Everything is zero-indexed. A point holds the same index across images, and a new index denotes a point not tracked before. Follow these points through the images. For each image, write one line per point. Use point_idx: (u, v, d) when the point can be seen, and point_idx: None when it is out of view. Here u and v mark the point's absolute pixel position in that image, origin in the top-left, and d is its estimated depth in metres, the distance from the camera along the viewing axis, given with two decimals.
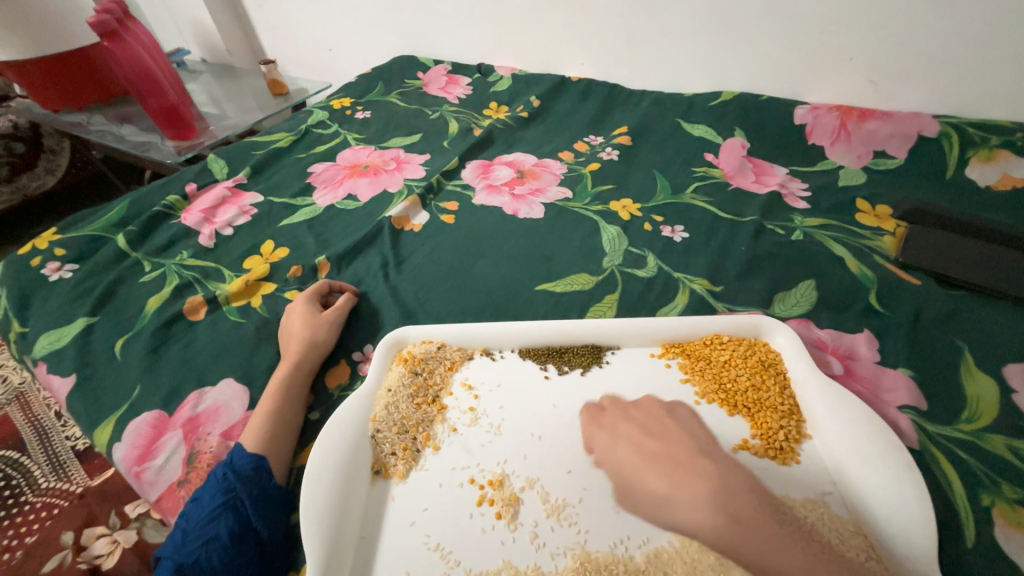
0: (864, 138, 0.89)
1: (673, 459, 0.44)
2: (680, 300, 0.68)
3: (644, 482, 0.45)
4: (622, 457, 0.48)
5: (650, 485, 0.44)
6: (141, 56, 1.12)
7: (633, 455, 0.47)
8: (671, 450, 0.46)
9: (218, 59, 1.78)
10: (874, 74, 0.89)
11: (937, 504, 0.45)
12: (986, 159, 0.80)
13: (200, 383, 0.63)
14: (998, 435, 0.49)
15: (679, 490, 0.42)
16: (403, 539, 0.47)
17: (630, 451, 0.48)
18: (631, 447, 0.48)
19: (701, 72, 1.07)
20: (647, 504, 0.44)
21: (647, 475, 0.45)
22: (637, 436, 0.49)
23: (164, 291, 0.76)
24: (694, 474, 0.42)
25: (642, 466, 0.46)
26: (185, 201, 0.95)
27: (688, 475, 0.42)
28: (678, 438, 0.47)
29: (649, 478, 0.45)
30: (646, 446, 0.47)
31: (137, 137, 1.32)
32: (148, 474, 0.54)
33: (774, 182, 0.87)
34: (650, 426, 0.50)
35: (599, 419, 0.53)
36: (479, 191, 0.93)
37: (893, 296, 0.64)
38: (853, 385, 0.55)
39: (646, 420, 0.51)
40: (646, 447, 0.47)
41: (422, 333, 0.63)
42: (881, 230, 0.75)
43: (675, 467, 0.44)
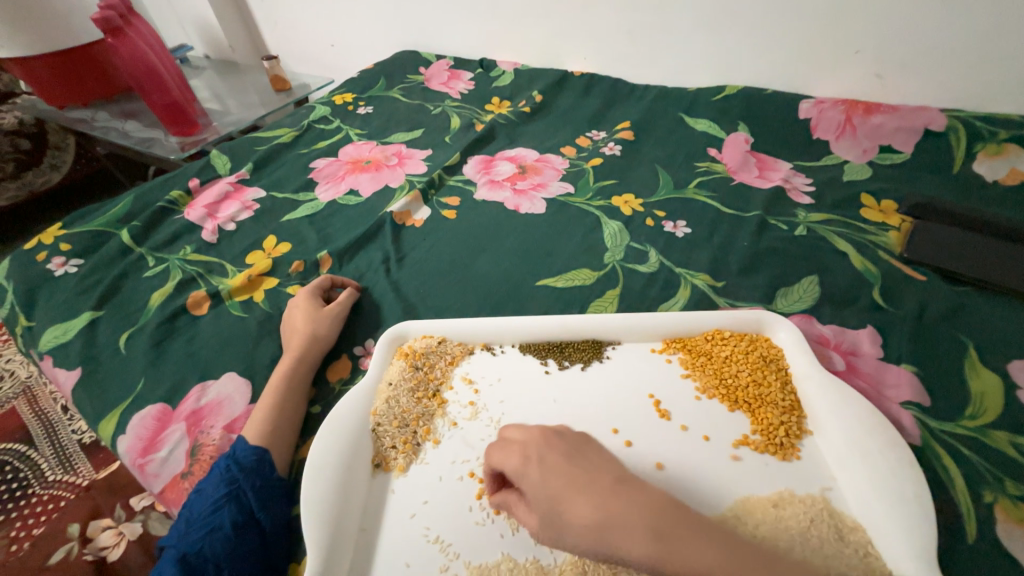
0: (869, 133, 0.88)
1: (598, 483, 0.38)
2: (682, 296, 0.68)
3: (570, 511, 0.37)
4: (549, 487, 0.39)
5: (576, 516, 0.37)
6: (145, 52, 1.12)
7: (556, 485, 0.39)
8: (592, 474, 0.39)
9: (221, 55, 1.78)
10: (880, 67, 0.88)
11: (938, 500, 0.45)
12: (995, 153, 0.79)
13: (203, 376, 0.63)
14: (1001, 431, 0.49)
15: (613, 515, 0.35)
16: (404, 532, 0.47)
17: (551, 479, 0.39)
18: (554, 474, 0.40)
19: (705, 66, 1.06)
20: (578, 538, 0.36)
21: (573, 504, 0.37)
22: (557, 463, 0.40)
23: (167, 286, 0.76)
24: (625, 498, 0.36)
25: (563, 493, 0.38)
26: (188, 196, 0.96)
27: (619, 499, 0.36)
28: (592, 459, 0.41)
29: (576, 507, 0.37)
30: (564, 469, 0.40)
31: (141, 133, 1.33)
32: (152, 466, 0.55)
33: (778, 177, 0.86)
34: (566, 448, 0.42)
35: (514, 445, 0.43)
36: (480, 186, 0.92)
37: (897, 292, 0.64)
38: (856, 381, 0.55)
39: (563, 443, 0.43)
40: (567, 473, 0.39)
41: (423, 328, 0.64)
42: (886, 226, 0.74)
43: (603, 489, 0.37)
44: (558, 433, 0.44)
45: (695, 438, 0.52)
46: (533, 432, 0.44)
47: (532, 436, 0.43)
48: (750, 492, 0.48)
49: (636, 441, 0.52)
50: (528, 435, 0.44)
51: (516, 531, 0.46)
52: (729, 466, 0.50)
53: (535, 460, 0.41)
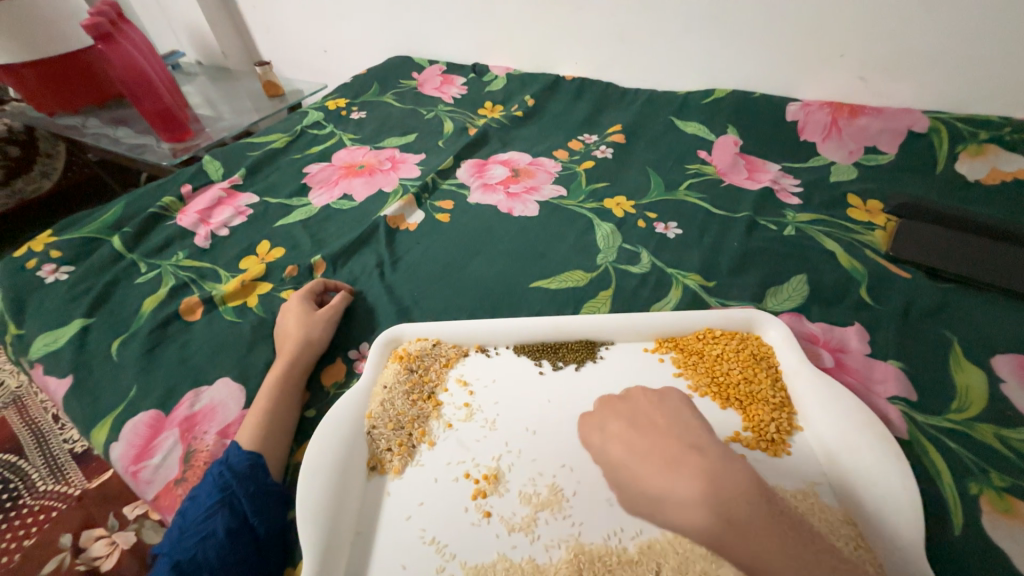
0: (855, 134, 0.89)
1: (664, 455, 0.44)
2: (674, 296, 0.69)
3: (632, 475, 0.46)
4: (610, 452, 0.49)
5: (641, 481, 0.44)
6: (136, 58, 1.12)
7: (620, 450, 0.48)
8: (657, 443, 0.45)
9: (213, 62, 1.78)
10: (864, 70, 0.90)
11: (926, 493, 0.46)
12: (976, 154, 0.81)
13: (196, 382, 0.63)
14: (986, 424, 0.50)
15: (673, 487, 0.41)
16: (399, 534, 0.47)
17: (615, 445, 0.49)
18: (615, 441, 0.49)
19: (694, 70, 1.07)
20: (642, 500, 0.44)
21: (642, 470, 0.45)
22: (622, 430, 0.49)
23: (160, 292, 0.76)
24: (685, 469, 0.41)
25: (628, 458, 0.47)
26: (180, 202, 0.95)
27: (680, 471, 0.41)
28: (660, 425, 0.47)
29: (636, 471, 0.46)
30: (630, 436, 0.48)
31: (133, 139, 1.32)
32: (145, 473, 0.54)
33: (767, 178, 0.88)
34: (636, 420, 0.50)
35: (589, 420, 0.53)
36: (474, 190, 0.93)
37: (884, 289, 0.65)
38: (844, 377, 0.56)
39: (630, 413, 0.51)
40: (632, 442, 0.48)
41: (418, 330, 0.64)
42: (872, 225, 0.76)
43: (666, 461, 0.43)
44: (628, 402, 0.53)
45: None
46: (605, 406, 0.53)
47: (601, 411, 0.53)
48: None
49: None
50: (597, 407, 0.54)
51: (513, 532, 0.47)
52: None
53: (601, 430, 0.51)
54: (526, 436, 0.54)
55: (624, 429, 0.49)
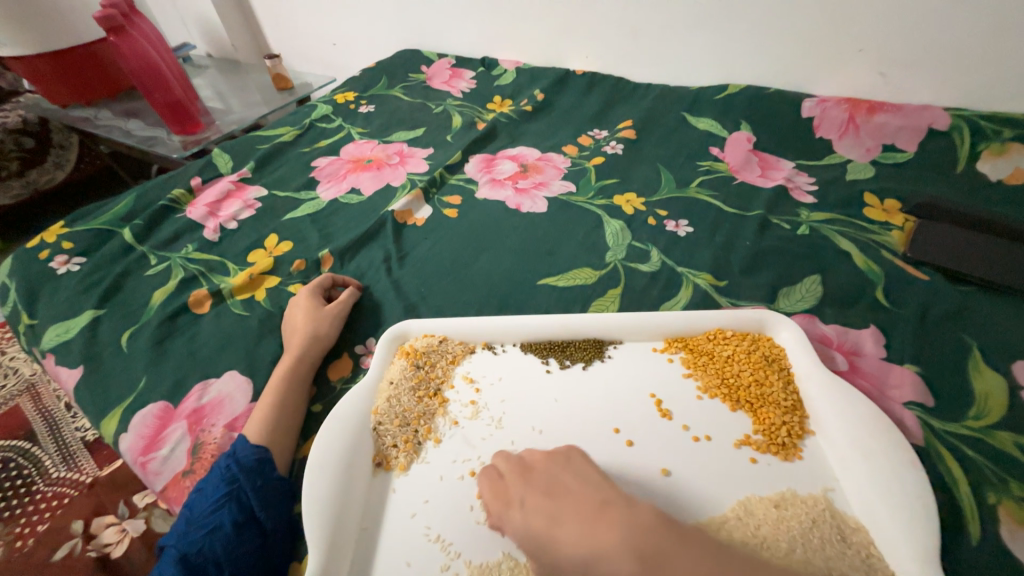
0: (873, 131, 0.87)
1: (579, 513, 0.40)
2: (684, 295, 0.67)
3: (560, 548, 0.39)
4: (533, 527, 0.41)
5: (566, 547, 0.39)
6: (148, 51, 1.12)
7: (538, 523, 0.41)
8: (574, 503, 0.41)
9: (224, 54, 1.78)
10: (883, 65, 0.88)
11: (941, 501, 0.45)
12: (999, 152, 0.79)
13: (205, 375, 0.63)
14: (1006, 431, 0.49)
15: (597, 543, 0.37)
16: (404, 531, 0.47)
17: (534, 517, 0.42)
18: (536, 513, 0.42)
19: (707, 64, 1.05)
20: (574, 573, 0.38)
21: (559, 539, 0.39)
22: (539, 501, 0.43)
23: (169, 285, 0.76)
24: (604, 521, 0.38)
25: (551, 529, 0.40)
26: (190, 195, 0.96)
27: (600, 524, 0.38)
28: (571, 486, 0.43)
29: (564, 540, 0.39)
30: (545, 505, 0.42)
31: (143, 132, 1.33)
32: (154, 464, 0.55)
33: (781, 176, 0.86)
34: (546, 483, 0.44)
35: (495, 488, 0.47)
36: (482, 185, 0.92)
37: (901, 291, 0.64)
38: (858, 381, 0.55)
39: (542, 476, 0.45)
40: (550, 509, 0.42)
41: (425, 326, 0.64)
42: (889, 225, 0.74)
43: (584, 518, 0.39)
44: (537, 469, 0.46)
45: (697, 438, 0.52)
46: (516, 471, 0.47)
47: (513, 473, 0.47)
48: (751, 492, 0.47)
49: (637, 440, 0.52)
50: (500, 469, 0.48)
51: None
52: (730, 466, 0.49)
53: (517, 501, 0.44)
54: (532, 435, 0.53)
55: (535, 493, 0.43)
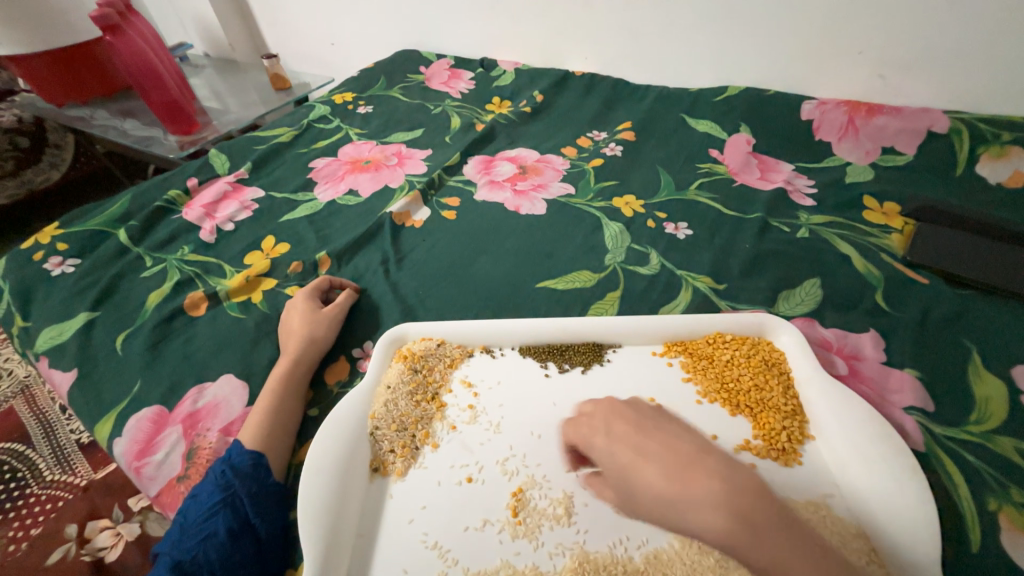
0: (872, 134, 0.87)
1: (674, 454, 0.39)
2: (683, 298, 0.67)
3: (643, 480, 0.39)
4: (620, 457, 0.42)
5: (650, 486, 0.38)
6: (144, 50, 1.11)
7: (628, 453, 0.42)
8: (670, 446, 0.40)
9: (221, 54, 1.78)
10: (883, 68, 0.88)
11: (942, 508, 0.44)
12: (998, 156, 0.79)
13: (200, 378, 0.63)
14: (1007, 437, 0.48)
15: (689, 491, 0.36)
16: (401, 537, 0.46)
17: (623, 450, 0.42)
18: (625, 444, 0.43)
19: (707, 66, 1.05)
20: (651, 504, 0.38)
21: (645, 473, 0.39)
22: (627, 432, 0.43)
23: (165, 287, 0.76)
24: (702, 473, 0.36)
25: (638, 462, 0.40)
26: (186, 195, 0.95)
27: (692, 473, 0.37)
28: (665, 431, 0.42)
29: (649, 475, 0.39)
30: (638, 441, 0.42)
31: (140, 132, 1.32)
32: (149, 469, 0.54)
33: (780, 178, 0.86)
34: (638, 419, 0.44)
35: (584, 420, 0.48)
36: (481, 186, 0.92)
37: (900, 295, 0.63)
38: (858, 385, 0.55)
39: (633, 414, 0.45)
40: (639, 443, 0.42)
41: (422, 330, 0.63)
42: (889, 228, 0.74)
43: (678, 463, 0.38)
44: (632, 408, 0.46)
45: None
46: (601, 406, 0.48)
47: (602, 408, 0.48)
48: None
49: None
50: (597, 408, 0.48)
51: (516, 538, 0.46)
52: None
53: (604, 431, 0.45)
54: (530, 440, 0.53)
55: (628, 431, 0.43)
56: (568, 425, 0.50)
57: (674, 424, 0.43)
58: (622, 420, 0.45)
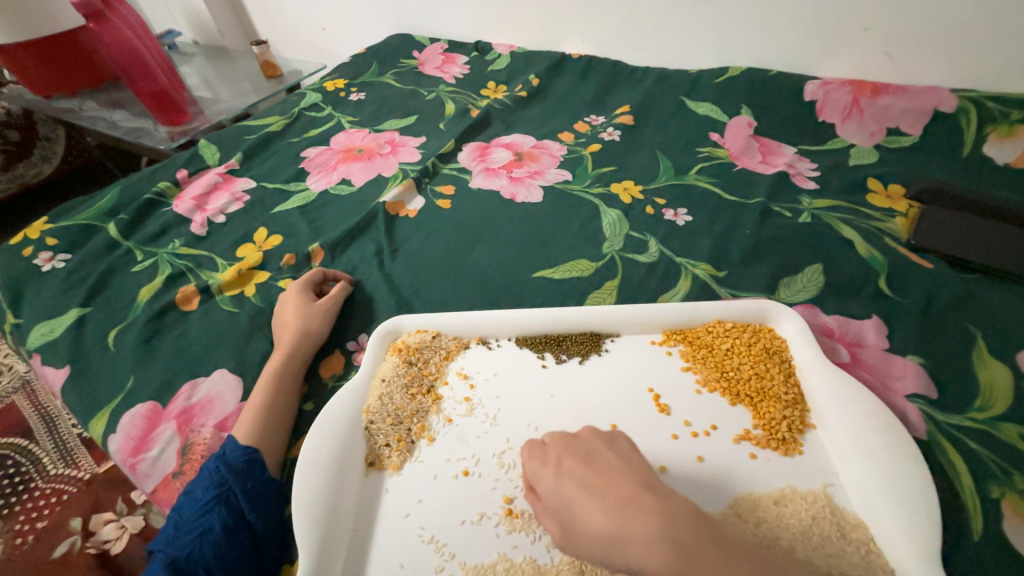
0: (877, 114, 0.85)
1: (615, 489, 0.38)
2: (683, 286, 0.66)
3: (587, 519, 0.38)
4: (566, 491, 0.40)
5: (592, 524, 0.37)
6: (128, 36, 1.09)
7: (572, 489, 0.40)
8: (611, 480, 0.39)
9: (210, 41, 1.73)
10: (889, 45, 0.85)
11: (944, 497, 0.44)
12: (1006, 135, 0.76)
13: (194, 373, 0.62)
14: (1011, 423, 0.48)
15: (628, 526, 0.35)
16: (397, 531, 0.46)
17: (568, 484, 0.41)
18: (572, 480, 0.41)
19: (707, 46, 1.02)
20: (592, 546, 0.37)
21: (588, 512, 0.38)
22: (576, 467, 0.41)
23: (156, 281, 0.75)
24: (641, 508, 0.36)
25: (581, 498, 0.39)
26: (176, 187, 0.93)
27: (634, 508, 0.36)
28: (613, 465, 0.41)
29: (591, 514, 0.38)
30: (581, 475, 0.41)
31: (129, 122, 1.30)
32: (144, 465, 0.54)
33: (782, 162, 0.84)
34: (585, 454, 0.43)
35: (535, 451, 0.45)
36: (476, 174, 0.90)
37: (903, 280, 0.62)
38: (860, 372, 0.54)
39: (582, 449, 0.44)
40: (584, 478, 0.40)
41: (417, 322, 0.62)
42: (893, 212, 0.72)
43: (618, 497, 0.37)
44: (579, 440, 0.45)
45: (697, 434, 0.51)
46: (556, 438, 0.45)
47: (553, 443, 0.45)
48: (750, 489, 0.47)
49: (637, 437, 0.51)
50: (547, 441, 0.45)
51: (513, 531, 0.45)
52: (731, 462, 0.48)
53: (554, 465, 0.43)
54: (527, 432, 0.52)
55: (576, 465, 0.42)
56: (524, 453, 0.45)
57: (610, 458, 0.42)
58: (573, 453, 0.43)
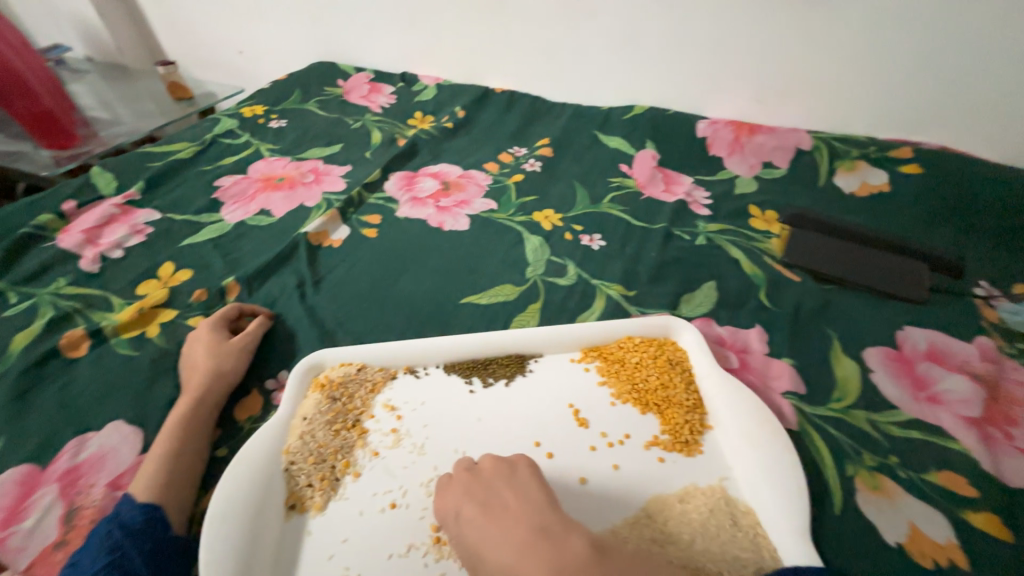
0: (754, 150, 0.99)
1: (512, 535, 0.40)
2: (598, 306, 0.72)
3: (487, 564, 0.39)
4: (469, 539, 0.42)
5: (494, 572, 0.39)
6: (3, 52, 1.00)
7: (474, 537, 0.41)
8: (509, 524, 0.41)
9: (107, 58, 1.60)
10: (758, 94, 1.00)
11: (813, 479, 0.51)
12: (850, 169, 0.93)
13: (82, 427, 0.56)
14: (860, 410, 0.57)
15: None
16: (320, 574, 0.44)
17: (472, 530, 0.42)
18: (473, 526, 0.42)
19: (614, 87, 1.13)
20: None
21: (490, 558, 0.40)
22: (476, 514, 0.43)
23: (34, 326, 0.66)
24: (533, 555, 0.37)
25: (483, 546, 0.40)
26: (62, 220, 0.84)
27: (529, 556, 0.37)
28: (512, 508, 0.42)
29: (493, 562, 0.39)
30: (482, 521, 0.42)
31: (3, 145, 1.15)
32: (15, 540, 0.47)
33: (681, 191, 0.95)
34: (485, 497, 0.44)
35: (443, 494, 0.46)
36: (403, 203, 0.91)
37: (778, 292, 0.72)
38: (747, 376, 0.62)
39: (484, 490, 0.45)
40: (484, 525, 0.42)
41: (341, 355, 0.61)
42: (769, 234, 0.84)
43: (515, 544, 0.39)
44: (482, 480, 0.46)
45: (612, 444, 0.55)
46: (461, 479, 0.46)
47: (460, 485, 0.46)
48: (659, 491, 0.51)
49: (558, 451, 0.54)
50: (452, 482, 0.47)
51: (441, 559, 0.46)
52: (642, 467, 0.53)
53: (457, 512, 0.44)
54: (455, 458, 0.53)
55: (478, 510, 0.43)
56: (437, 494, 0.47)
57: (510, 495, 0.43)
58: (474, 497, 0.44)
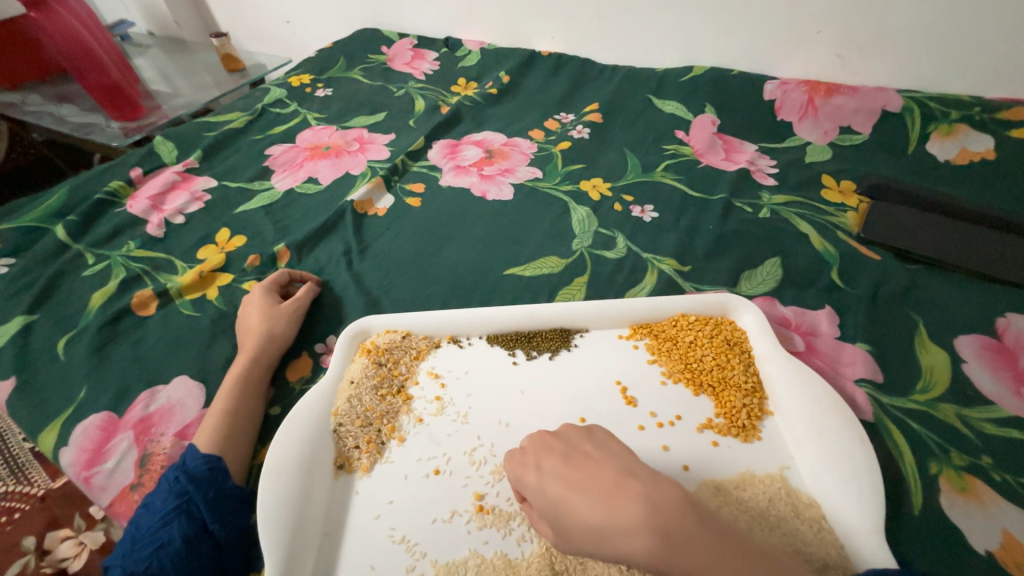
0: (830, 113, 0.89)
1: (600, 481, 0.39)
2: (649, 281, 0.68)
3: (574, 515, 0.38)
4: (551, 491, 0.41)
5: (582, 517, 0.38)
6: (76, 28, 1.03)
7: (557, 489, 0.40)
8: (593, 472, 0.40)
9: (166, 32, 1.65)
10: (841, 48, 0.89)
11: (888, 475, 0.47)
12: (946, 133, 0.81)
13: (152, 381, 0.60)
14: (949, 404, 0.51)
15: (615, 518, 0.36)
16: (368, 533, 0.46)
17: (553, 484, 0.41)
18: (554, 478, 0.41)
19: (672, 46, 1.04)
20: (581, 540, 0.38)
21: (576, 506, 0.39)
22: (557, 465, 0.42)
23: (109, 285, 0.71)
24: (625, 495, 0.37)
25: (569, 496, 0.39)
26: (130, 187, 0.89)
27: (620, 497, 0.37)
28: (593, 457, 0.42)
29: (579, 509, 0.38)
30: (564, 471, 0.41)
31: (78, 118, 1.22)
32: (98, 479, 0.51)
33: (743, 159, 0.87)
34: (565, 449, 0.43)
35: (515, 456, 0.45)
36: (446, 172, 0.89)
37: (854, 271, 0.65)
38: (814, 360, 0.57)
39: (562, 443, 0.44)
40: (567, 475, 0.41)
41: (386, 322, 0.61)
42: (845, 207, 0.76)
43: (604, 489, 0.38)
44: (558, 436, 0.45)
45: (662, 424, 0.52)
46: (535, 438, 0.46)
47: (534, 442, 0.45)
48: (712, 475, 0.49)
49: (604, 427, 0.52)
50: (528, 442, 0.46)
51: (484, 527, 0.46)
52: (693, 450, 0.50)
53: (535, 466, 0.43)
54: (498, 428, 0.53)
55: (558, 462, 0.42)
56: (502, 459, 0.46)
57: (593, 453, 0.42)
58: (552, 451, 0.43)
